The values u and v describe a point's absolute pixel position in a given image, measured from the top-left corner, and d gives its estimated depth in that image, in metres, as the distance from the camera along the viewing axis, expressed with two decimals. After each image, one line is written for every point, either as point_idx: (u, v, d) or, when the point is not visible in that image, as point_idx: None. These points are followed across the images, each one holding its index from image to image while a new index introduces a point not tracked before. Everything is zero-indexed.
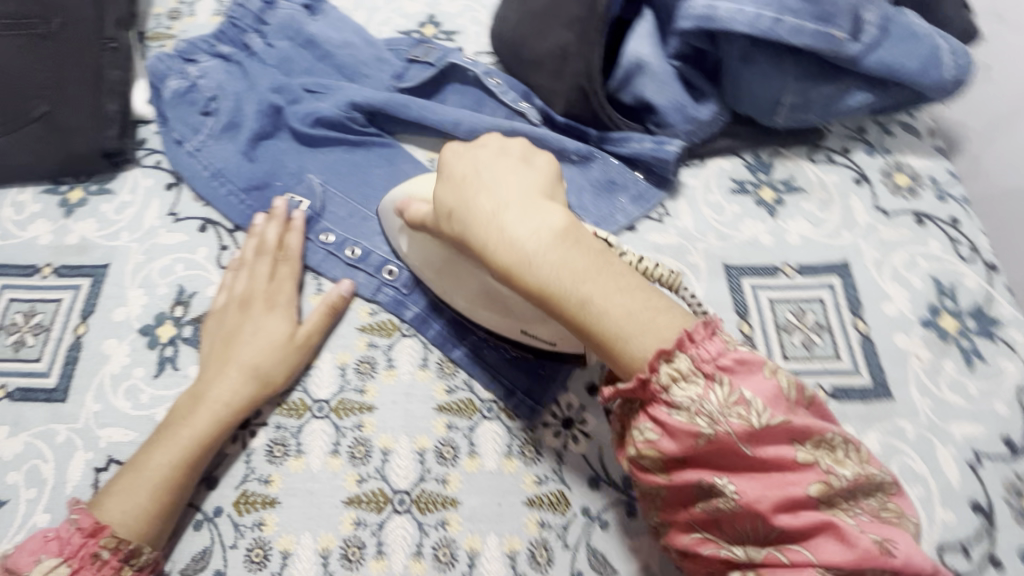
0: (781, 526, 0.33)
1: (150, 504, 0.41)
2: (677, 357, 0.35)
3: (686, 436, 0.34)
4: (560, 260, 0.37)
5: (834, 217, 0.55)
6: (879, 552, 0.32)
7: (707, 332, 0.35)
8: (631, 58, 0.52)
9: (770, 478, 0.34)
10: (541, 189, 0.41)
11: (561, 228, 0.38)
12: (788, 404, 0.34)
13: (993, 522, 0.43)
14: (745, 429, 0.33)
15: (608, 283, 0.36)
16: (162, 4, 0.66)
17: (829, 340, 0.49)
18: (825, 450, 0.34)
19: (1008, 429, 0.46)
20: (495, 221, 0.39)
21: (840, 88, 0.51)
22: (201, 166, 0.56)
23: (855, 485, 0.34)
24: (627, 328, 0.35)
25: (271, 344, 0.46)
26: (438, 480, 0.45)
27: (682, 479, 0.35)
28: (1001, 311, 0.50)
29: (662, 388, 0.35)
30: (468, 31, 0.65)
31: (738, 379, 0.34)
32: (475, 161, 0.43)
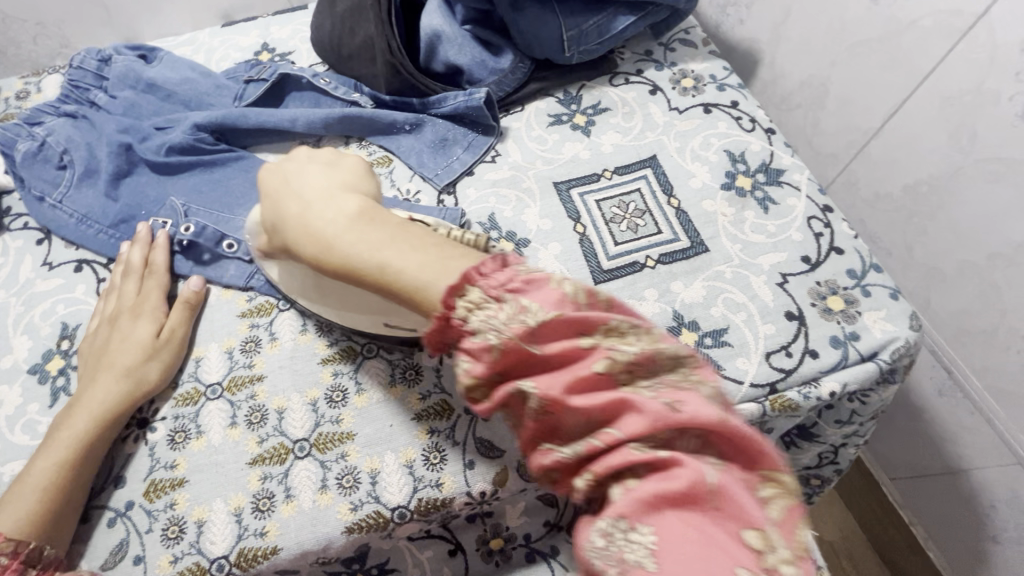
0: (587, 415, 0.30)
1: (38, 509, 0.43)
2: (468, 288, 0.34)
3: (484, 353, 0.32)
4: (353, 237, 0.39)
5: (637, 124, 0.63)
6: (668, 410, 0.29)
7: (495, 263, 0.34)
8: (429, 30, 0.61)
9: (566, 371, 0.31)
10: (346, 184, 0.44)
11: (353, 212, 0.40)
12: (570, 303, 0.32)
13: (806, 322, 0.50)
14: (526, 332, 0.31)
15: (402, 246, 0.38)
16: (9, 88, 0.70)
17: (651, 219, 0.57)
18: (613, 334, 0.31)
19: (806, 250, 0.54)
20: (303, 220, 0.42)
21: (606, 17, 0.61)
22: (68, 214, 0.59)
23: (648, 358, 0.31)
24: (424, 278, 0.36)
25: (139, 346, 0.49)
26: (333, 421, 0.48)
27: (499, 394, 0.32)
28: (782, 162, 0.60)
29: (461, 319, 0.33)
30: (300, 50, 0.71)
31: (521, 294, 0.33)
32: (285, 171, 0.46)
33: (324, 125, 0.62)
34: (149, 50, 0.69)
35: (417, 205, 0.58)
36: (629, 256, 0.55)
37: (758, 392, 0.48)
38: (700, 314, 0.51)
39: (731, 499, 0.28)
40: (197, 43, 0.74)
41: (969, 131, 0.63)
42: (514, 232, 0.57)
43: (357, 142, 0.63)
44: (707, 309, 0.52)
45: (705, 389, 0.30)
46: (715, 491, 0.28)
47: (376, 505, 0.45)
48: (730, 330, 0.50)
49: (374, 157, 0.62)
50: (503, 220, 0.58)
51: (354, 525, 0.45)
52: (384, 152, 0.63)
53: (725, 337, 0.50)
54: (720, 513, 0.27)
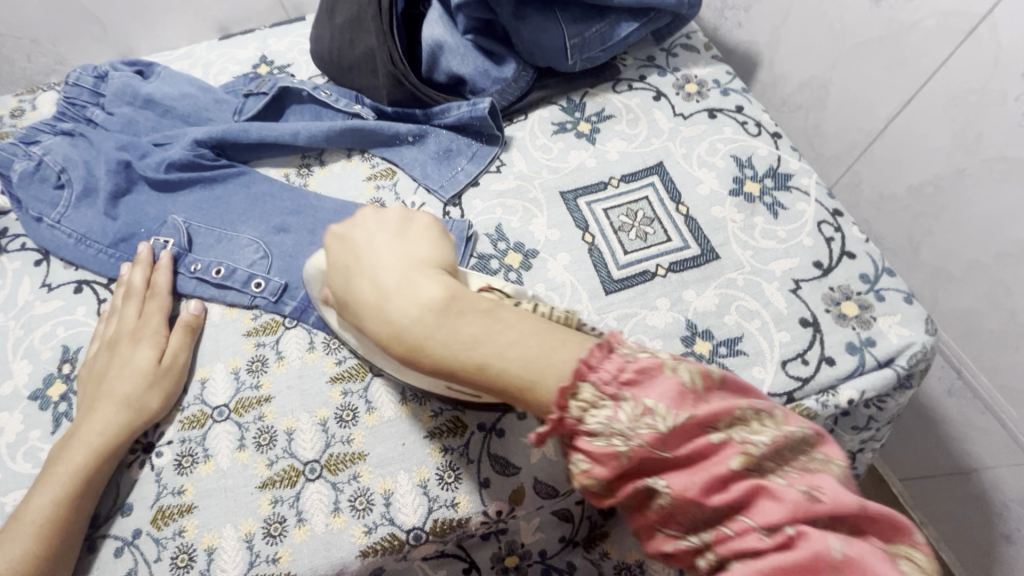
0: (719, 508, 0.29)
1: (35, 546, 0.42)
2: (580, 387, 0.31)
3: (609, 459, 0.30)
4: (446, 332, 0.35)
5: (642, 130, 0.62)
6: (806, 500, 0.28)
7: (602, 351, 0.32)
8: (431, 41, 0.60)
9: (697, 469, 0.30)
10: (421, 261, 0.40)
11: (438, 301, 0.36)
12: (694, 397, 0.30)
13: (821, 329, 0.50)
14: (655, 435, 0.30)
15: (499, 338, 0.34)
16: (3, 106, 0.69)
17: (660, 227, 0.56)
18: (741, 425, 0.30)
19: (817, 255, 0.54)
20: (383, 310, 0.38)
21: (608, 24, 0.61)
22: (66, 234, 0.58)
23: (780, 446, 0.30)
24: (531, 375, 0.33)
25: (139, 373, 0.48)
26: (344, 441, 0.47)
27: (624, 492, 0.31)
28: (790, 166, 0.59)
29: (576, 419, 0.31)
30: (299, 62, 0.71)
31: (638, 390, 0.30)
32: (356, 245, 0.43)
33: (326, 138, 0.61)
34: (146, 65, 0.68)
35: None
36: (640, 265, 0.54)
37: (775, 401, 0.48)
38: (713, 323, 0.51)
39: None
40: (193, 57, 0.73)
41: (975, 132, 0.62)
42: (522, 243, 0.56)
43: (360, 155, 0.63)
44: (720, 318, 0.51)
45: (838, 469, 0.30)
46: (844, 568, 0.26)
47: (391, 527, 0.44)
48: (744, 338, 0.50)
49: (377, 170, 0.61)
50: (510, 231, 0.57)
51: (369, 548, 0.44)
52: (388, 164, 0.62)
53: (740, 345, 0.50)
54: None
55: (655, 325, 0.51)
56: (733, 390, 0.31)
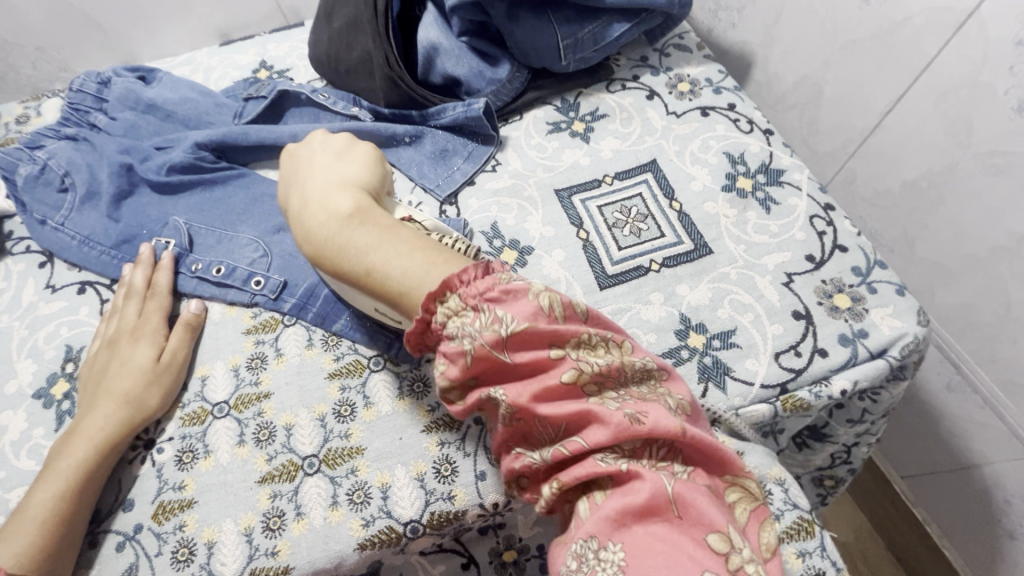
0: (555, 422, 0.34)
1: (37, 540, 0.42)
2: (448, 296, 0.35)
3: (460, 358, 0.35)
4: (342, 237, 0.41)
5: (636, 129, 0.63)
6: (629, 423, 0.32)
7: (477, 270, 0.36)
8: (426, 43, 0.61)
9: (539, 382, 0.34)
10: (348, 179, 0.45)
11: (345, 211, 0.42)
12: (545, 317, 0.34)
13: (814, 321, 0.50)
14: (502, 345, 0.34)
15: (387, 248, 0.39)
16: (9, 113, 0.71)
17: (653, 223, 0.57)
18: (583, 348, 0.35)
19: (810, 248, 0.54)
20: (304, 216, 0.44)
21: (601, 24, 0.61)
22: (69, 236, 0.59)
23: (613, 370, 0.35)
24: (405, 282, 0.38)
25: (140, 370, 0.49)
26: (341, 436, 0.48)
27: (473, 398, 0.35)
28: (782, 162, 0.60)
29: (440, 324, 0.35)
30: (298, 67, 0.72)
31: (498, 304, 0.34)
32: (303, 163, 0.49)
33: None
34: (148, 70, 0.69)
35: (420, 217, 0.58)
36: (634, 260, 0.55)
37: (769, 393, 0.48)
38: (707, 316, 0.51)
39: (684, 502, 0.32)
40: (195, 63, 0.74)
41: (967, 126, 0.63)
42: (517, 240, 0.57)
43: None
44: (714, 311, 0.51)
45: (669, 401, 0.35)
46: (675, 501, 0.32)
47: (388, 520, 0.45)
48: (738, 331, 0.50)
49: None
50: (505, 228, 0.58)
51: (366, 541, 0.45)
52: None
53: (734, 338, 0.50)
54: (681, 522, 0.31)
55: (649, 319, 0.52)
56: (587, 321, 0.36)
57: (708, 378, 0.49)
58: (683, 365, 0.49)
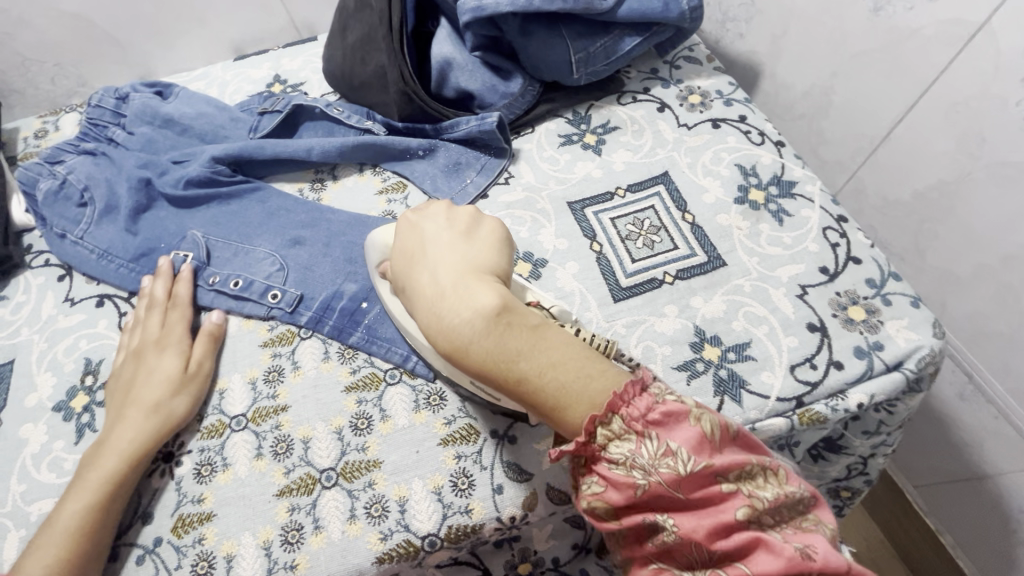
0: (719, 552, 0.33)
1: (68, 551, 0.43)
2: (611, 418, 0.35)
3: (625, 486, 0.35)
4: (494, 345, 0.36)
5: (647, 141, 0.64)
6: (801, 556, 0.31)
7: (638, 390, 0.36)
8: (439, 59, 0.62)
9: (701, 509, 0.34)
10: (479, 266, 0.40)
11: (493, 309, 0.37)
12: (711, 446, 0.35)
13: (829, 333, 0.50)
14: (673, 476, 0.34)
15: (545, 358, 0.37)
16: (28, 127, 0.72)
17: (666, 235, 0.57)
18: (747, 478, 0.34)
19: (823, 260, 0.54)
20: (436, 308, 0.39)
21: (612, 38, 0.62)
22: (88, 250, 0.60)
23: (780, 502, 0.34)
24: (565, 394, 0.36)
25: (167, 380, 0.50)
26: (359, 449, 0.48)
27: (631, 520, 0.35)
28: (794, 174, 0.60)
29: (604, 447, 0.36)
30: (312, 80, 0.73)
31: (663, 433, 0.35)
32: (424, 238, 0.44)
33: (338, 153, 0.63)
34: (165, 86, 0.70)
35: None
36: (648, 272, 0.55)
37: (786, 406, 0.48)
38: (721, 329, 0.51)
39: None
40: (210, 77, 0.75)
41: (977, 138, 0.63)
42: (531, 252, 0.57)
43: (371, 169, 0.64)
44: (729, 324, 0.52)
45: (832, 535, 0.33)
46: None
47: (405, 534, 0.45)
48: (753, 344, 0.50)
49: (389, 183, 0.63)
50: (519, 241, 0.58)
51: (384, 555, 0.45)
52: (399, 178, 0.63)
53: (749, 351, 0.50)
54: None
55: (663, 332, 0.52)
56: (745, 447, 0.36)
57: (725, 391, 0.49)
58: (699, 378, 0.49)
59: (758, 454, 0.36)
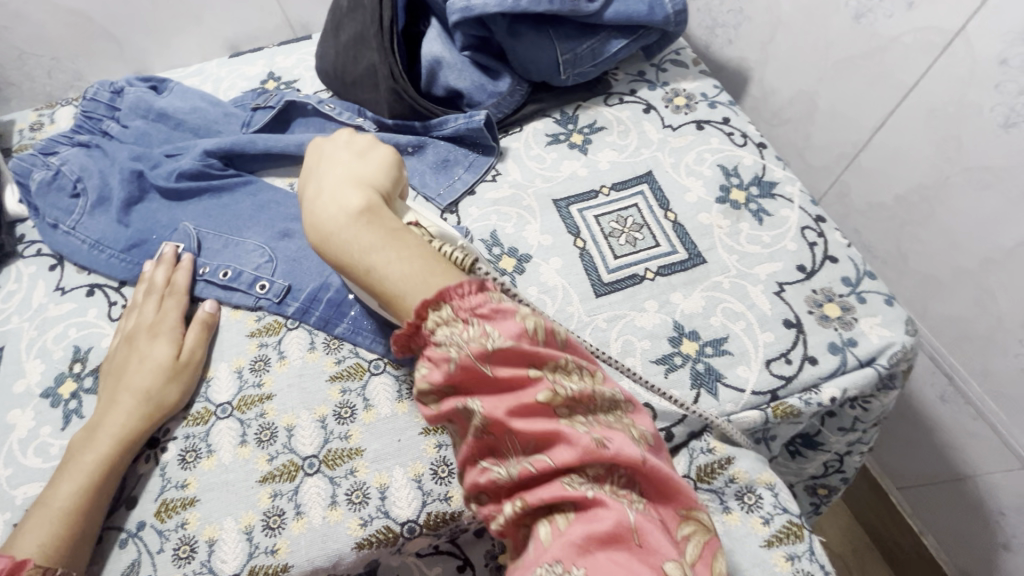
0: (526, 438, 0.35)
1: (60, 531, 0.43)
2: (440, 304, 0.36)
3: (442, 364, 0.35)
4: (350, 235, 0.40)
5: (632, 141, 0.65)
6: (597, 446, 0.34)
7: (472, 286, 0.37)
8: (429, 58, 0.63)
9: (514, 397, 0.35)
10: (362, 177, 0.44)
11: (356, 208, 0.41)
12: (531, 340, 0.36)
13: (804, 329, 0.51)
14: (488, 359, 0.35)
15: (390, 252, 0.39)
16: (24, 120, 0.73)
17: (649, 233, 0.58)
18: (560, 373, 0.36)
19: (800, 259, 0.55)
20: (314, 206, 0.43)
21: (599, 40, 0.63)
22: (80, 240, 0.61)
23: (588, 395, 0.36)
24: (400, 286, 0.39)
25: (161, 366, 0.51)
26: (342, 437, 0.49)
27: (447, 405, 0.36)
28: (775, 175, 0.61)
29: (429, 330, 0.36)
30: (305, 78, 0.74)
31: (486, 321, 0.36)
32: (322, 154, 0.48)
33: None
34: (160, 81, 0.71)
35: None
36: (629, 268, 0.56)
37: (760, 399, 0.49)
38: (700, 324, 0.52)
39: (641, 531, 0.33)
40: (205, 74, 0.76)
41: (956, 142, 0.64)
42: (516, 247, 0.58)
43: None
44: (707, 319, 0.53)
45: (634, 431, 0.37)
46: (635, 527, 0.33)
47: (385, 520, 0.46)
48: (730, 338, 0.52)
49: None
50: (504, 236, 0.59)
51: (364, 540, 0.46)
52: None
53: (726, 345, 0.51)
54: (638, 547, 0.33)
55: (643, 326, 0.53)
56: (564, 345, 0.37)
57: (701, 384, 0.50)
58: (676, 371, 0.50)
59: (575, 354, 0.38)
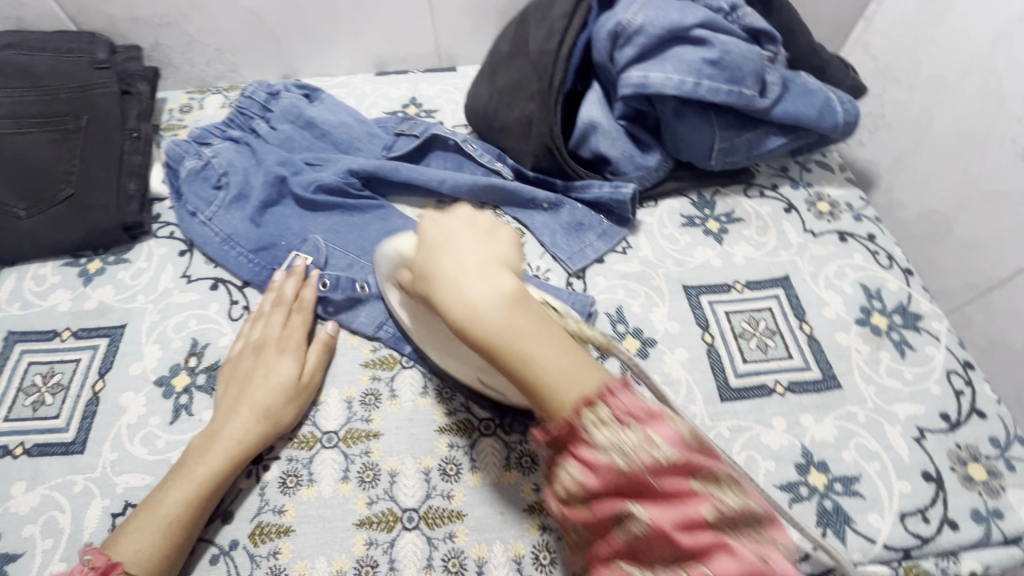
0: (687, 554, 0.31)
1: (160, 540, 0.43)
2: (597, 403, 0.33)
3: (603, 472, 0.32)
4: (507, 326, 0.34)
5: (771, 240, 0.63)
6: (765, 567, 0.30)
7: (621, 383, 0.33)
8: (586, 120, 0.62)
9: (678, 508, 0.31)
10: (500, 257, 0.38)
11: (511, 294, 0.36)
12: (688, 445, 0.32)
13: (945, 487, 0.48)
14: (655, 465, 0.31)
15: (549, 343, 0.35)
16: (175, 100, 0.76)
17: (781, 342, 0.56)
18: (719, 485, 0.32)
19: (944, 406, 0.52)
20: (454, 286, 0.36)
21: (759, 134, 0.62)
22: (213, 232, 0.62)
23: (741, 509, 0.32)
24: (561, 385, 0.34)
25: (282, 387, 0.50)
26: (444, 496, 0.48)
27: (602, 512, 0.32)
28: (921, 307, 0.58)
29: (583, 429, 0.32)
30: (445, 110, 0.75)
31: (646, 424, 0.32)
32: (445, 224, 0.40)
33: (467, 190, 0.64)
34: (313, 89, 0.72)
35: (548, 285, 0.59)
36: (758, 377, 0.54)
37: (890, 554, 0.46)
38: (830, 455, 0.50)
39: None
40: (350, 87, 0.78)
41: None
42: (641, 329, 0.57)
43: (491, 210, 0.66)
44: (838, 451, 0.50)
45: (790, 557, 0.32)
46: None
47: None
48: (862, 479, 0.48)
49: None
50: (630, 315, 0.58)
51: None
52: (518, 225, 0.64)
53: (857, 486, 0.48)
54: None
55: (769, 445, 0.50)
56: (712, 455, 0.34)
57: (828, 524, 0.47)
58: (802, 504, 0.47)
59: (723, 463, 0.34)
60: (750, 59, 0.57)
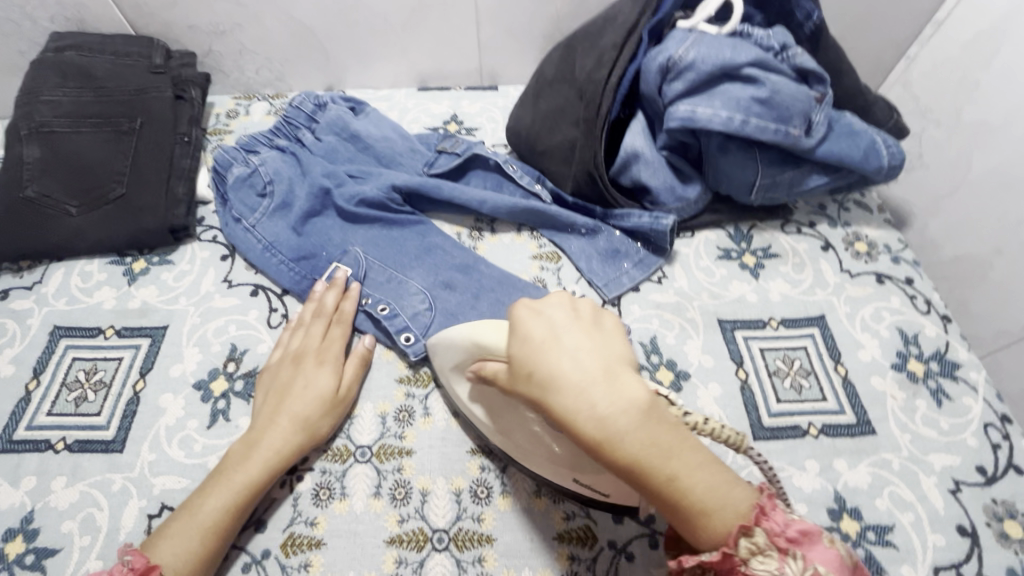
0: None
1: (197, 546, 0.44)
2: (755, 529, 0.33)
3: None
4: (650, 440, 0.34)
5: (807, 278, 0.63)
6: None
7: (770, 503, 0.34)
8: (630, 149, 0.61)
9: None
10: (620, 358, 0.38)
11: (646, 402, 0.35)
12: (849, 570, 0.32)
13: (980, 543, 0.48)
14: None
15: (692, 456, 0.35)
16: (221, 106, 0.78)
17: (815, 382, 0.56)
18: None
19: (981, 459, 0.52)
20: (585, 397, 0.35)
21: (801, 172, 0.62)
22: (256, 239, 0.63)
23: None
24: (711, 501, 0.34)
25: (321, 399, 0.51)
26: (474, 519, 0.48)
27: None
28: (958, 355, 0.58)
29: (742, 559, 0.33)
30: (485, 128, 0.76)
31: (805, 553, 0.32)
32: (553, 324, 0.39)
33: (507, 211, 0.65)
34: (358, 102, 0.74)
35: None
36: (792, 417, 0.54)
37: None
38: (863, 502, 0.49)
39: None
40: (392, 101, 0.79)
41: None
42: (675, 361, 0.57)
43: (528, 232, 0.66)
44: (871, 499, 0.49)
45: None
46: None
47: None
48: (895, 529, 0.48)
49: (543, 251, 0.65)
50: (665, 346, 0.58)
51: None
52: (554, 249, 0.65)
53: (890, 536, 0.48)
54: None
55: (801, 487, 0.50)
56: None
57: None
58: None
59: None
60: (799, 99, 0.57)
